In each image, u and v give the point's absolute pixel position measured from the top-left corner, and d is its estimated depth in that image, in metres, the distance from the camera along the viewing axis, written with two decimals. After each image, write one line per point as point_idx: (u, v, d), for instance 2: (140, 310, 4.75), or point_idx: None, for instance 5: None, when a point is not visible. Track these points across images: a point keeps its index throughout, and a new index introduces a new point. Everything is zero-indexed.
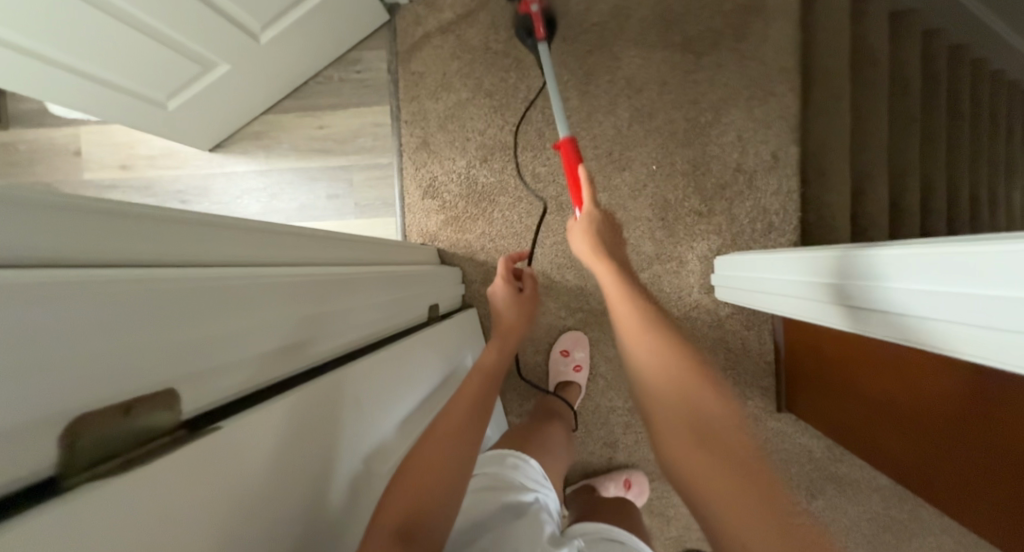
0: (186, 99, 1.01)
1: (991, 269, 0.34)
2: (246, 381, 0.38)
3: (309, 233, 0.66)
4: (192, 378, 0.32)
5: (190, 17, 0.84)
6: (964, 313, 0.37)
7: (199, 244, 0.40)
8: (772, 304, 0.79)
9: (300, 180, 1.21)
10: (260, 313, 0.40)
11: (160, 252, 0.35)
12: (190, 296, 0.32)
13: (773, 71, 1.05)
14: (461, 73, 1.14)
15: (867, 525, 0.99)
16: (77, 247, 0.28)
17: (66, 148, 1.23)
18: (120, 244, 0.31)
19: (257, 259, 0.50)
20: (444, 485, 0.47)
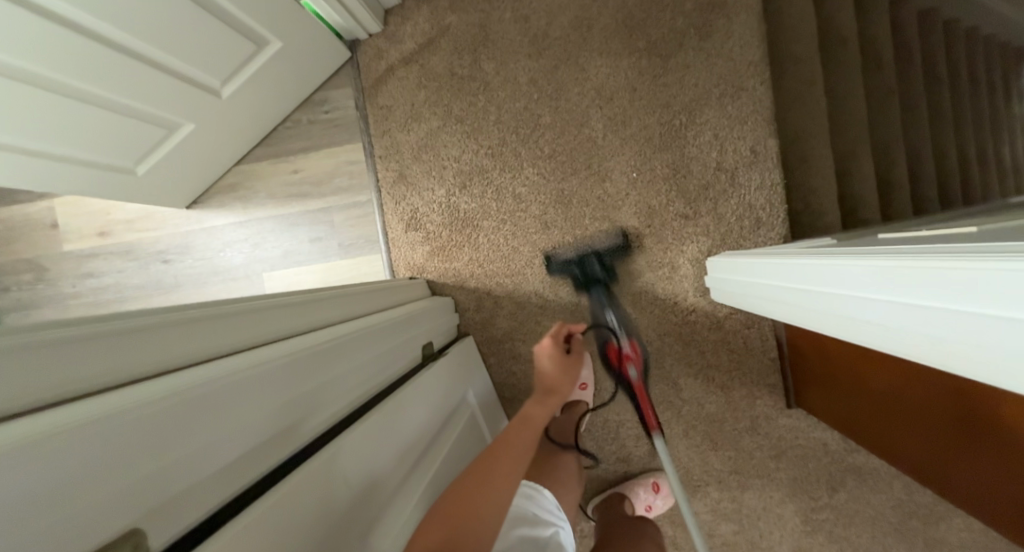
0: (155, 163, 0.99)
1: (977, 289, 0.32)
2: (227, 485, 0.36)
3: (291, 296, 0.65)
4: (167, 502, 0.30)
5: (146, 85, 0.82)
6: (958, 332, 0.35)
7: (169, 344, 0.38)
8: (766, 311, 0.78)
9: (281, 227, 1.19)
10: (240, 408, 0.39)
11: (126, 364, 0.33)
12: (159, 415, 0.30)
13: (742, 65, 1.04)
14: (430, 102, 1.13)
15: (891, 513, 0.97)
16: (44, 383, 0.26)
17: (41, 222, 1.21)
18: (90, 367, 0.30)
19: (237, 341, 0.48)
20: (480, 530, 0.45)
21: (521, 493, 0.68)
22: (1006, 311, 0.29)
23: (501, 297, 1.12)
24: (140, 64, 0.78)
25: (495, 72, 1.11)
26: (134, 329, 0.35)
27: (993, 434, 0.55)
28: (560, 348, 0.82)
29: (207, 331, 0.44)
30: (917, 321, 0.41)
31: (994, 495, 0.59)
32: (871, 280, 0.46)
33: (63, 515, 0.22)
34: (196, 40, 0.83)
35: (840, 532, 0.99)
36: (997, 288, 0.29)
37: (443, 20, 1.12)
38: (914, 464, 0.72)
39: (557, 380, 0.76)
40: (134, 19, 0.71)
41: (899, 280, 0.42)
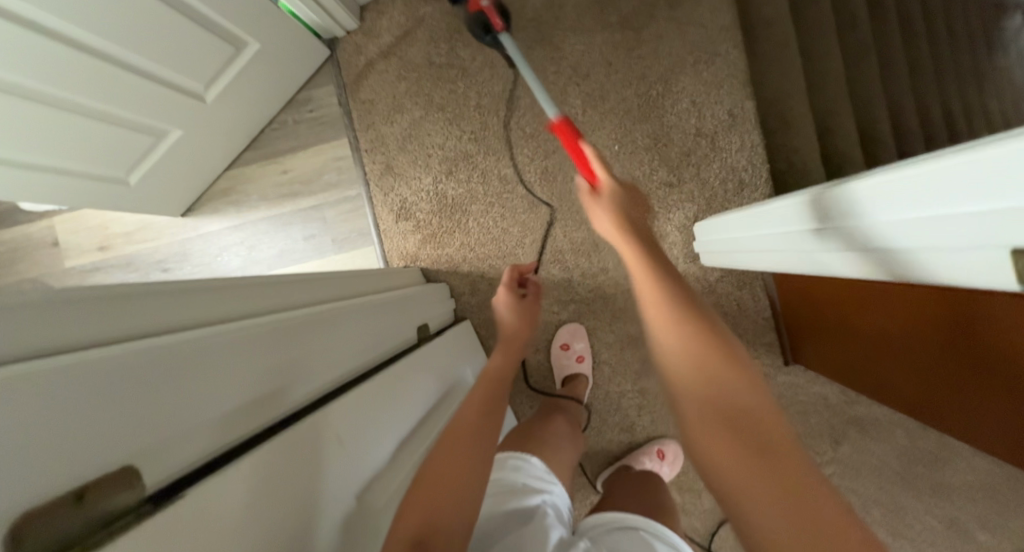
0: (146, 171, 1.02)
1: (949, 187, 0.31)
2: (215, 442, 0.38)
3: (286, 277, 0.67)
4: (154, 449, 0.31)
5: (130, 92, 0.85)
6: (938, 238, 0.35)
7: (162, 312, 0.40)
8: (753, 265, 0.78)
9: (275, 228, 1.21)
10: (222, 371, 0.40)
11: (121, 326, 0.35)
12: (137, 370, 0.31)
13: (713, 31, 1.05)
14: (410, 92, 1.15)
15: (896, 461, 0.97)
16: (38, 334, 0.28)
17: (43, 241, 1.24)
18: (87, 325, 0.32)
19: (231, 313, 0.50)
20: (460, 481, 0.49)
21: (508, 466, 0.69)
22: (990, 200, 0.28)
23: (495, 279, 1.14)
24: (123, 71, 0.81)
25: (473, 58, 1.12)
26: (119, 295, 0.36)
27: (981, 360, 0.55)
28: (515, 295, 0.85)
29: (201, 302, 0.46)
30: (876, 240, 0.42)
31: (985, 422, 0.60)
32: (838, 209, 0.47)
33: (45, 445, 0.23)
34: (175, 45, 0.85)
35: (847, 484, 0.99)
36: (973, 178, 0.29)
37: (418, 11, 1.14)
38: (905, 397, 0.74)
39: (514, 325, 0.79)
40: (112, 26, 0.73)
41: (868, 202, 0.42)
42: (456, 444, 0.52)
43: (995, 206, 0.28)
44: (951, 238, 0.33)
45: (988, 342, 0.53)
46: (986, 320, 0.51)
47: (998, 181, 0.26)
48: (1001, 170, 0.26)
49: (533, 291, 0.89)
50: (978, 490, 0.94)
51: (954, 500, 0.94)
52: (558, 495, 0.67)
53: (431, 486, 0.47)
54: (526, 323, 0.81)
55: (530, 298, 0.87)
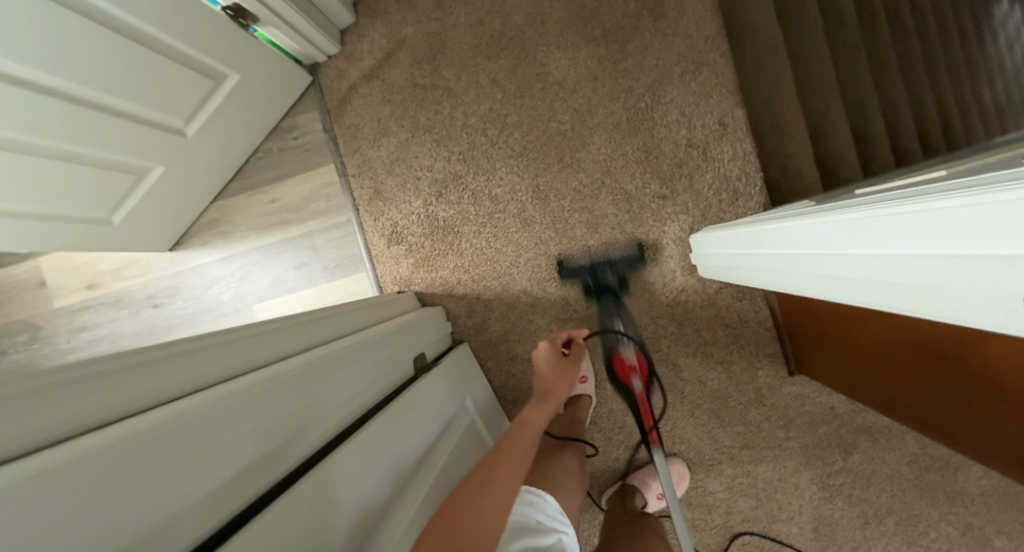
0: (131, 209, 1.00)
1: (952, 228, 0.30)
2: (213, 515, 0.36)
3: (283, 321, 0.66)
4: (148, 538, 0.29)
5: (111, 133, 0.83)
6: (943, 277, 0.34)
7: (158, 380, 0.39)
8: (750, 282, 0.76)
9: (265, 258, 1.19)
10: (217, 440, 0.38)
11: (116, 405, 0.34)
12: (137, 449, 0.30)
13: (699, 39, 1.04)
14: (396, 115, 1.13)
15: (908, 468, 0.95)
16: (31, 428, 0.27)
17: (29, 282, 1.22)
18: (80, 410, 0.31)
19: (233, 368, 0.49)
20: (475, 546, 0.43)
21: (522, 500, 0.66)
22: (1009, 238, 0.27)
23: (491, 300, 1.12)
24: (101, 114, 0.79)
25: (457, 78, 1.11)
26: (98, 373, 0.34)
27: (991, 379, 0.53)
28: (557, 352, 0.83)
29: (201, 362, 0.45)
30: (888, 269, 0.41)
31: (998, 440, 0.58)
32: (844, 235, 0.45)
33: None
34: (153, 84, 0.83)
35: (859, 494, 0.97)
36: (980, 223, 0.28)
37: (400, 33, 1.13)
38: (914, 414, 0.72)
39: (553, 381, 0.75)
40: (87, 71, 0.72)
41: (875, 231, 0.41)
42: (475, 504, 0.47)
43: (1009, 251, 0.26)
44: (955, 278, 0.32)
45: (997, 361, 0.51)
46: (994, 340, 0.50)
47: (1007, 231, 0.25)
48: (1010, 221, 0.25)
49: (577, 353, 0.85)
50: (993, 496, 0.92)
51: (969, 506, 0.93)
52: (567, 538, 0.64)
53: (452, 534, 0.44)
54: (567, 384, 0.76)
55: (572, 359, 0.84)
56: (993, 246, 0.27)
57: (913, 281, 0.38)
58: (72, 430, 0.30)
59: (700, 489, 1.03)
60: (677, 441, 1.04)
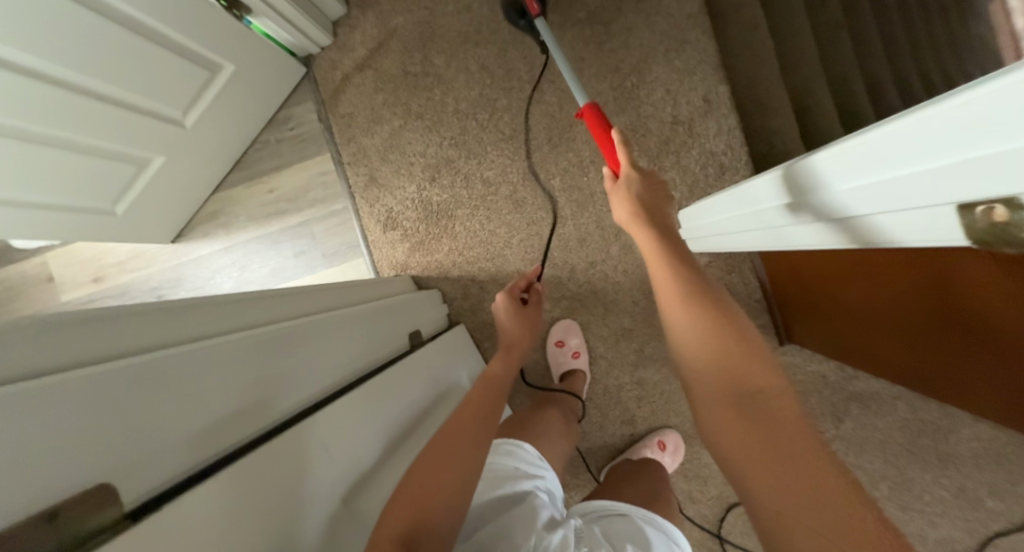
0: (132, 200, 1.03)
1: (901, 150, 0.31)
2: (196, 456, 0.38)
3: (279, 290, 0.67)
4: (125, 469, 0.31)
5: (110, 124, 0.86)
6: (893, 201, 0.35)
7: (154, 327, 0.41)
8: (737, 246, 0.78)
9: (264, 247, 1.22)
10: (196, 390, 0.40)
11: (110, 344, 0.36)
12: (114, 389, 0.32)
13: (682, 19, 1.06)
14: (388, 103, 1.16)
15: (899, 433, 0.97)
16: (28, 354, 0.29)
17: (38, 277, 1.25)
18: (77, 345, 0.33)
19: (228, 326, 0.51)
20: (449, 483, 0.48)
21: (501, 451, 0.70)
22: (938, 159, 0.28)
23: (485, 281, 1.14)
24: (102, 104, 0.82)
25: (447, 64, 1.13)
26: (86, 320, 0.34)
27: (964, 323, 0.55)
28: (516, 303, 0.85)
29: (197, 317, 0.47)
30: (846, 209, 0.42)
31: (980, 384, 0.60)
32: (802, 176, 0.46)
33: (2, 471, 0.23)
34: (151, 75, 0.87)
35: (852, 461, 0.99)
36: (927, 139, 0.28)
37: (390, 23, 1.16)
38: (902, 370, 0.73)
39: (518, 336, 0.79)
40: (88, 60, 0.75)
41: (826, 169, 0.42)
42: (446, 451, 0.50)
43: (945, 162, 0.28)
44: (905, 199, 0.34)
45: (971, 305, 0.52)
46: (965, 285, 0.51)
47: (954, 141, 0.26)
48: (958, 130, 0.25)
49: (535, 300, 0.88)
50: (985, 458, 0.92)
51: (961, 469, 0.93)
52: (547, 479, 0.68)
53: (424, 479, 0.47)
54: (531, 334, 0.82)
55: (532, 307, 0.87)
56: (940, 158, 0.28)
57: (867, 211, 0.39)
58: (70, 361, 0.32)
59: (696, 460, 1.05)
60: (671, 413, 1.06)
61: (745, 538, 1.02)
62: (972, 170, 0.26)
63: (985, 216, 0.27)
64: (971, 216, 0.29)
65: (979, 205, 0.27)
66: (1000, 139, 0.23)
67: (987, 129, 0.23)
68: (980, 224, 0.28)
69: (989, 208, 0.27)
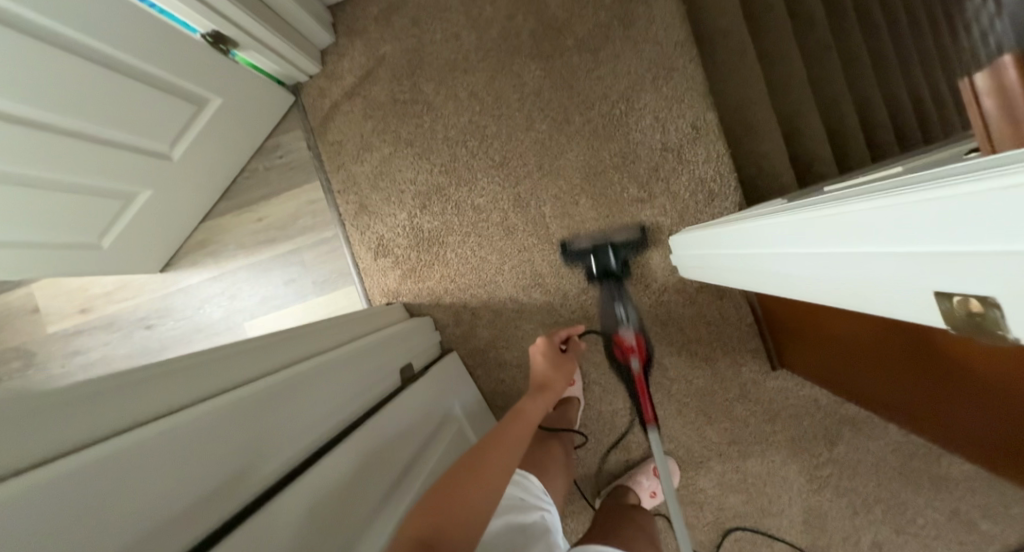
0: (118, 234, 1.02)
1: (888, 229, 0.32)
2: (194, 528, 0.36)
3: (266, 337, 0.67)
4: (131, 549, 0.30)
5: (94, 160, 0.84)
6: (875, 275, 0.35)
7: (138, 400, 0.40)
8: (721, 284, 0.78)
9: (255, 275, 1.21)
10: (193, 458, 0.39)
11: (94, 426, 0.35)
12: (116, 468, 0.31)
13: (668, 46, 1.06)
14: (378, 130, 1.16)
15: (893, 457, 0.97)
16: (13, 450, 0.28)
17: (22, 309, 1.23)
18: (61, 430, 0.32)
19: (215, 386, 0.50)
20: (466, 507, 0.46)
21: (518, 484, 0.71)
22: (920, 245, 0.29)
23: (478, 308, 1.14)
24: (88, 142, 0.81)
25: (436, 92, 1.13)
26: (62, 405, 0.33)
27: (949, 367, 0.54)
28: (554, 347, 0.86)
29: (181, 383, 0.46)
30: (828, 272, 0.42)
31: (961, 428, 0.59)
32: (789, 235, 0.47)
33: None
34: (137, 110, 0.86)
35: (846, 485, 0.99)
36: (913, 222, 0.29)
37: (378, 50, 1.16)
38: (886, 404, 0.74)
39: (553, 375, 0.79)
40: (73, 102, 0.74)
41: (813, 231, 0.42)
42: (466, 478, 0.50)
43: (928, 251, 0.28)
44: (886, 275, 0.34)
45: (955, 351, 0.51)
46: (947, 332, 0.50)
47: (942, 231, 0.26)
48: (946, 221, 0.26)
49: (572, 350, 0.88)
50: (976, 481, 0.93)
51: (953, 492, 0.94)
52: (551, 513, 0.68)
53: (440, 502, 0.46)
54: (566, 378, 0.81)
55: (570, 355, 0.87)
56: (924, 245, 0.28)
57: (847, 279, 0.40)
58: (53, 450, 0.31)
59: (692, 486, 1.04)
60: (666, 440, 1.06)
61: None
62: (953, 264, 0.26)
63: (962, 306, 0.28)
64: (948, 304, 0.29)
65: (955, 298, 0.28)
66: (985, 241, 0.23)
67: (973, 227, 0.23)
68: (956, 314, 0.29)
69: (962, 299, 0.27)
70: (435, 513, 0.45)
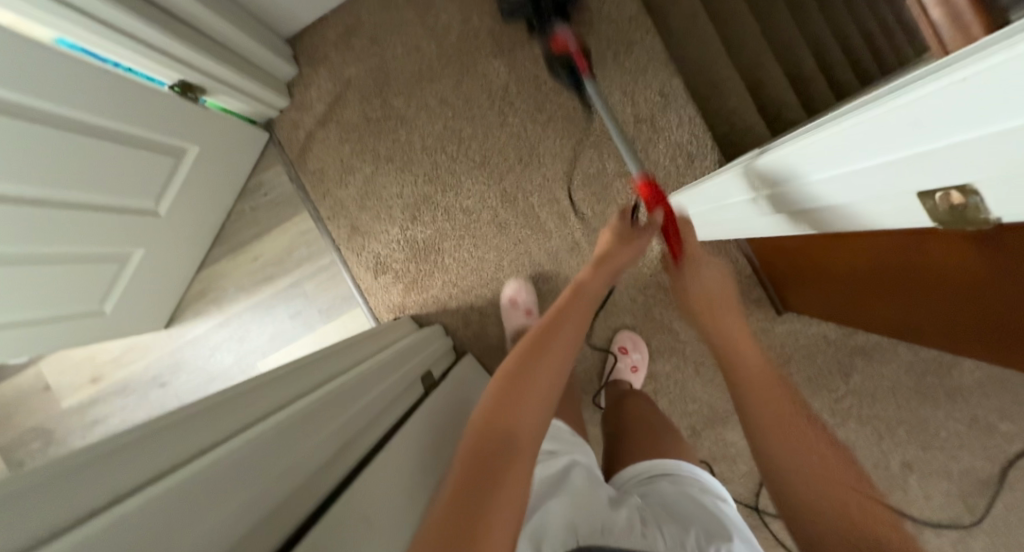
0: (119, 296, 1.02)
1: (868, 141, 0.34)
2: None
3: (287, 369, 0.68)
4: None
5: (79, 227, 0.84)
6: (864, 189, 0.38)
7: (182, 441, 0.42)
8: (718, 236, 0.81)
9: (260, 314, 1.22)
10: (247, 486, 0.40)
11: (151, 467, 0.37)
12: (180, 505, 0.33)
13: (624, 22, 1.09)
14: (356, 152, 1.17)
15: (908, 377, 1.00)
16: (80, 494, 0.29)
17: (33, 389, 1.22)
18: (122, 478, 0.34)
19: (249, 419, 0.52)
20: (526, 417, 0.42)
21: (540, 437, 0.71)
22: (908, 147, 0.30)
23: (484, 307, 1.15)
24: (71, 210, 0.81)
25: (407, 104, 1.15)
26: (107, 457, 0.34)
27: (967, 289, 0.56)
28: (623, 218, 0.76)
29: (218, 421, 0.48)
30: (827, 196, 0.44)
31: (970, 331, 0.63)
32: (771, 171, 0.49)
33: None
34: (117, 171, 0.86)
35: (867, 412, 1.02)
36: (892, 127, 0.31)
37: (343, 74, 1.17)
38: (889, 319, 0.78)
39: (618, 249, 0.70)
40: (51, 170, 0.74)
41: (794, 161, 0.45)
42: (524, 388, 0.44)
43: (914, 153, 0.30)
44: (879, 187, 0.36)
45: (968, 275, 0.54)
46: (964, 260, 0.52)
47: (928, 129, 0.28)
48: (934, 116, 0.27)
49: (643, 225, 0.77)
50: (990, 386, 0.96)
51: (970, 400, 0.97)
52: (584, 458, 0.67)
53: (490, 428, 0.39)
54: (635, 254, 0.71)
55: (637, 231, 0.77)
56: (909, 149, 0.30)
57: (844, 201, 0.42)
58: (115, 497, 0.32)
59: (721, 440, 1.07)
60: (688, 399, 1.09)
61: None
62: (933, 157, 0.29)
63: (945, 201, 0.31)
64: (931, 202, 0.32)
65: (941, 194, 0.31)
66: (968, 124, 0.25)
67: (947, 117, 0.26)
68: (941, 208, 0.32)
69: (944, 193, 0.31)
70: (495, 433, 0.39)
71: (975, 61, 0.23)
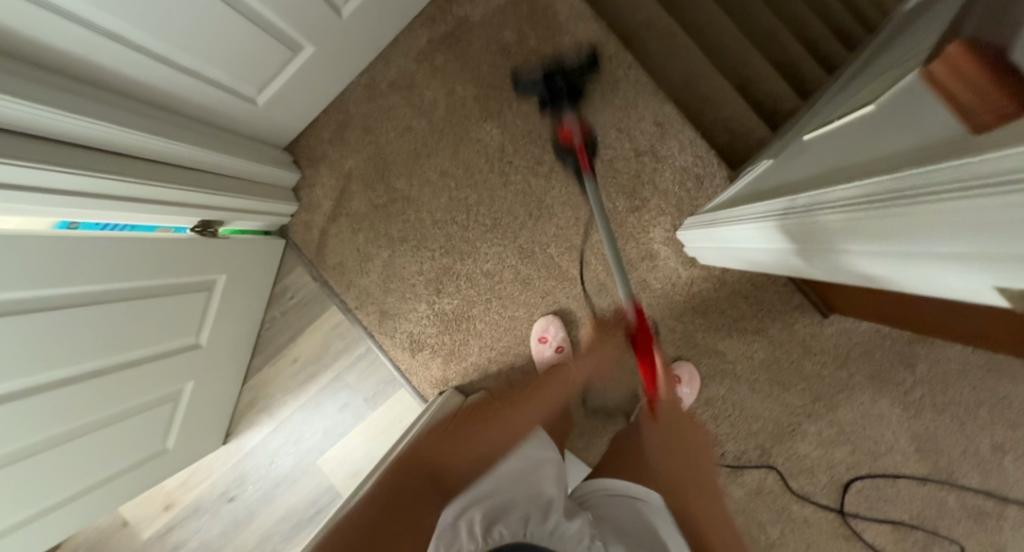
0: (177, 431, 1.05)
1: (934, 229, 0.34)
2: None
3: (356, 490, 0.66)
4: None
5: (132, 382, 0.87)
6: (934, 267, 0.37)
7: None
8: (769, 268, 0.80)
9: (309, 414, 1.23)
10: None
11: None
12: None
13: (603, 61, 1.10)
14: (370, 240, 1.19)
15: (975, 356, 0.96)
16: None
17: (112, 527, 1.25)
18: None
19: None
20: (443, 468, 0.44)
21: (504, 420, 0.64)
22: (973, 244, 0.30)
23: (525, 365, 1.15)
24: (123, 371, 0.84)
25: (409, 185, 1.17)
26: None
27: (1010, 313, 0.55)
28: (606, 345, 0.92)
29: None
30: (897, 266, 0.43)
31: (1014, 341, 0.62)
32: (840, 231, 0.49)
33: None
34: (157, 322, 0.89)
35: (942, 399, 0.98)
36: (954, 223, 0.31)
37: (343, 168, 1.20)
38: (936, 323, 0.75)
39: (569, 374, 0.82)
40: (98, 345, 0.77)
41: (863, 228, 0.44)
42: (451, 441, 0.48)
43: (976, 249, 0.30)
44: (948, 267, 0.36)
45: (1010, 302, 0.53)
46: None
47: (986, 232, 0.28)
48: (987, 221, 0.27)
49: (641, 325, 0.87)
50: None
51: None
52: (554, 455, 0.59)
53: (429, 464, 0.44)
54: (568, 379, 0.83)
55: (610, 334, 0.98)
56: (975, 245, 0.30)
57: (918, 273, 0.41)
58: None
59: (794, 455, 1.03)
60: (751, 420, 1.05)
61: (878, 514, 0.99)
62: (997, 259, 0.29)
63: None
64: (1005, 289, 0.32)
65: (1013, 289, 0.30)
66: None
67: (1006, 233, 0.26)
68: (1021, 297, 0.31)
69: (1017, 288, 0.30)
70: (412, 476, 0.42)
71: (1000, 191, 0.25)
